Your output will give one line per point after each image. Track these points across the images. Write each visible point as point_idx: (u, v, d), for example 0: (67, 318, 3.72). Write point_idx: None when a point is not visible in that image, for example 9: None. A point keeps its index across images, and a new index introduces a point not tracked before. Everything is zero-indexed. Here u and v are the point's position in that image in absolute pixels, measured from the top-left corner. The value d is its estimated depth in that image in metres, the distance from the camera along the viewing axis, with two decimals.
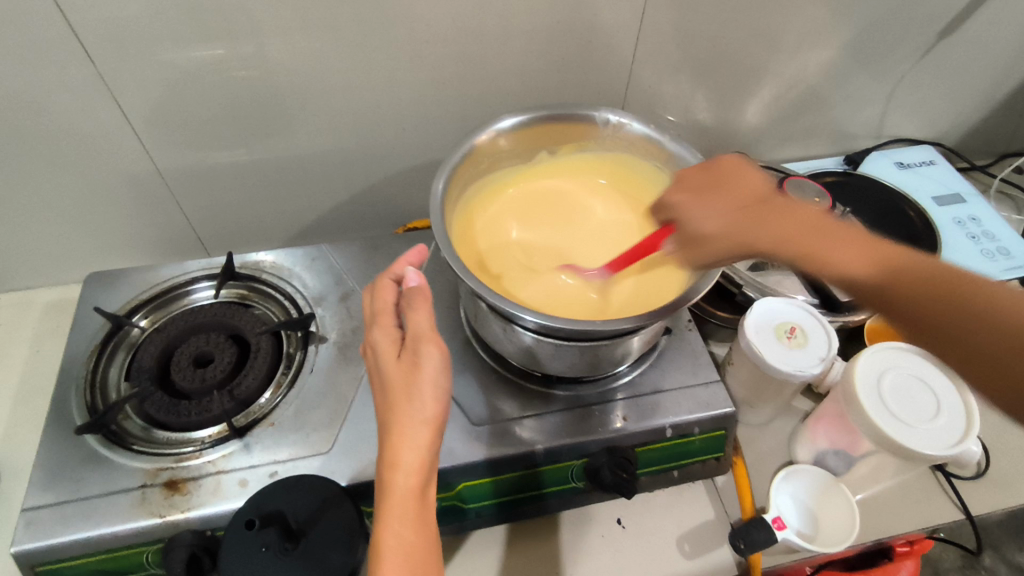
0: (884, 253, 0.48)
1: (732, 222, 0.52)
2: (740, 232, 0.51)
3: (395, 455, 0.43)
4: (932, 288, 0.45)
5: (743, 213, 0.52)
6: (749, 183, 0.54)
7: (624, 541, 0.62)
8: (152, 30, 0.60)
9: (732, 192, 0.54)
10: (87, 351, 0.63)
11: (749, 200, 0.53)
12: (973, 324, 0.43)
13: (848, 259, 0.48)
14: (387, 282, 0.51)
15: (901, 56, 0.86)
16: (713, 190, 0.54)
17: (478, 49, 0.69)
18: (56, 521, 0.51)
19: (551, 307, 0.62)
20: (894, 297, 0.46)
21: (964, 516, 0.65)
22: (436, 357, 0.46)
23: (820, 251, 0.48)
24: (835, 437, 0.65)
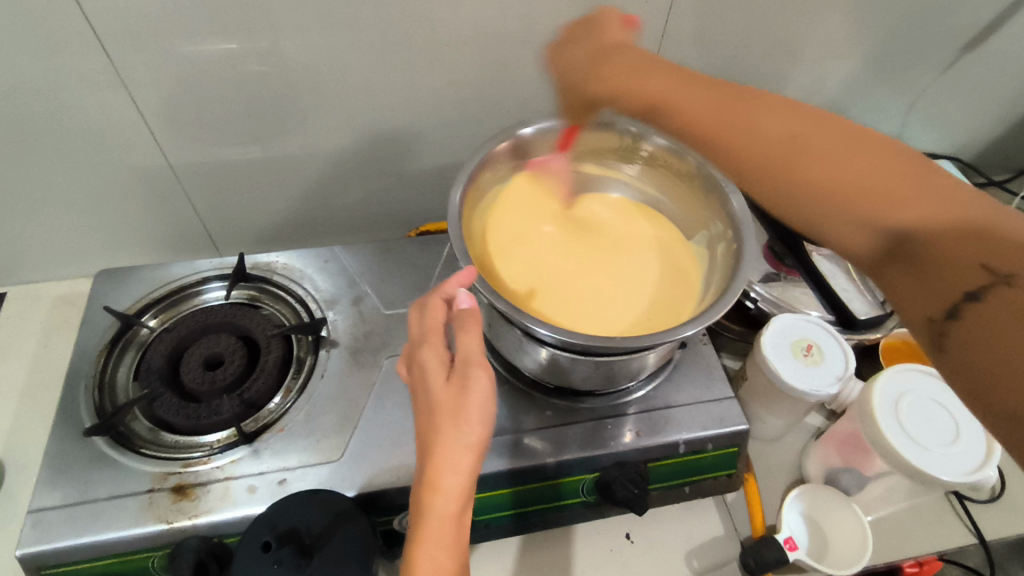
0: (880, 156, 0.38)
1: (700, 108, 0.48)
2: (699, 129, 0.47)
3: (436, 479, 0.43)
4: (855, 205, 0.37)
5: (701, 111, 0.48)
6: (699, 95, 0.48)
7: (633, 555, 0.61)
8: (169, 24, 0.59)
9: (716, 88, 0.49)
10: (96, 349, 0.62)
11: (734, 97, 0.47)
12: (956, 251, 0.31)
13: (782, 155, 0.41)
14: (438, 300, 0.50)
15: (926, 69, 0.85)
16: (689, 80, 0.51)
17: (498, 51, 0.68)
18: (62, 523, 0.51)
19: (593, 325, 0.61)
20: (843, 200, 0.38)
21: (975, 540, 0.64)
22: (484, 382, 0.45)
23: (752, 153, 0.43)
24: (849, 456, 0.64)
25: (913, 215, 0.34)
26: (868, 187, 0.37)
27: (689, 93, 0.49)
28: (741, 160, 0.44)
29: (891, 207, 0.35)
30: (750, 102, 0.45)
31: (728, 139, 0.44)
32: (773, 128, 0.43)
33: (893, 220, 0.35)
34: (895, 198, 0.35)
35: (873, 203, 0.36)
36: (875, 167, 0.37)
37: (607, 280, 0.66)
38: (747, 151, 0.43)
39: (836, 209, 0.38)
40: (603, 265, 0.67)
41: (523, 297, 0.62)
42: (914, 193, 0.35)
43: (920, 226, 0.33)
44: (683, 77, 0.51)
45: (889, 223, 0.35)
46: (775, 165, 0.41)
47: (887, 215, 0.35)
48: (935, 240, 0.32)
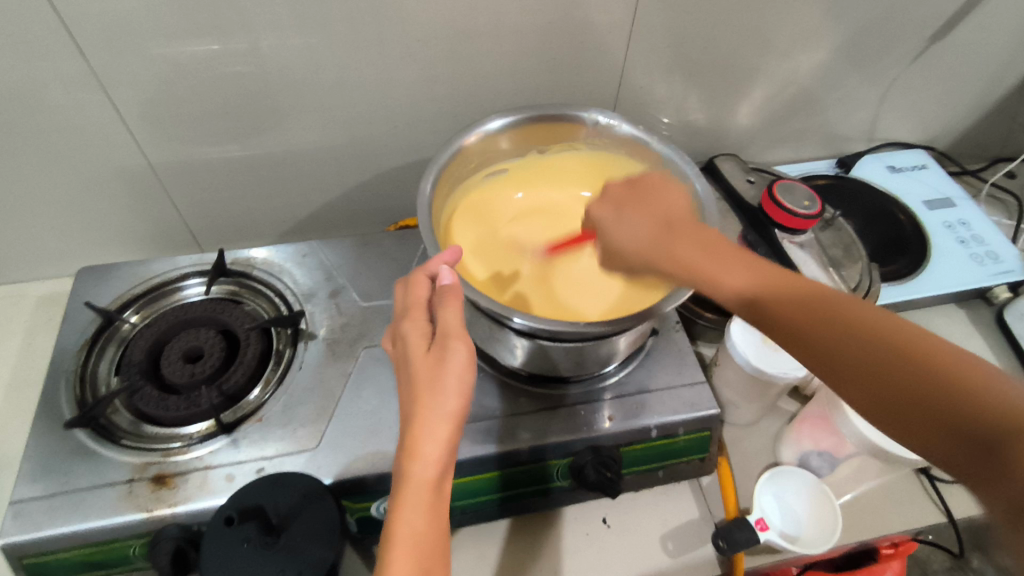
0: (856, 319, 0.41)
1: (649, 241, 0.53)
2: (658, 250, 0.51)
3: (415, 445, 0.44)
4: (851, 326, 0.41)
5: (655, 238, 0.52)
6: (668, 202, 0.56)
7: (609, 539, 0.62)
8: (144, 25, 0.60)
9: (657, 210, 0.55)
10: (78, 344, 0.63)
11: (672, 224, 0.53)
12: (907, 372, 0.38)
13: (749, 283, 0.46)
14: (421, 277, 0.51)
15: (895, 59, 0.86)
16: (634, 206, 0.56)
17: (471, 48, 0.70)
18: (43, 513, 0.52)
19: (501, 287, 0.64)
20: (829, 337, 0.41)
21: (946, 518, 0.66)
22: (462, 353, 0.46)
23: (706, 274, 0.48)
24: (819, 439, 0.66)
25: (837, 336, 0.41)
26: (846, 317, 0.41)
27: (636, 216, 0.55)
28: (689, 276, 0.49)
29: (858, 339, 0.40)
30: (706, 235, 0.51)
31: (677, 269, 0.50)
32: (739, 263, 0.48)
33: (850, 359, 0.40)
34: (908, 359, 0.38)
35: (831, 324, 0.41)
36: (863, 318, 0.41)
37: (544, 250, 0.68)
38: (720, 284, 0.47)
39: (857, 364, 0.40)
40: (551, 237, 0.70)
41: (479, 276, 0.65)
42: (874, 331, 0.40)
43: (908, 354, 0.38)
44: (625, 198, 0.57)
45: (859, 350, 0.40)
46: (740, 285, 0.46)
47: (828, 330, 0.41)
48: (893, 390, 0.38)
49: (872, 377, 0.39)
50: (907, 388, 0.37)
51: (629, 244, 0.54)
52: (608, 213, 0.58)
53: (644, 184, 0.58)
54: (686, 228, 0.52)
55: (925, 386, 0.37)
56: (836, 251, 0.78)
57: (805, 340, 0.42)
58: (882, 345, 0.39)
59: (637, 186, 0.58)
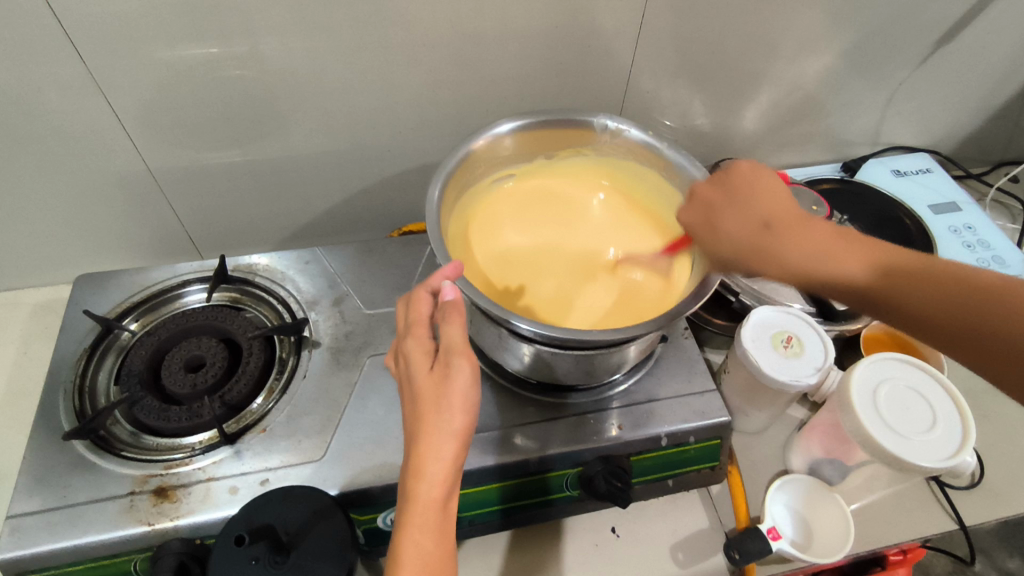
0: (913, 271, 0.48)
1: (750, 246, 0.53)
2: (750, 248, 0.53)
3: (420, 465, 0.43)
4: (986, 299, 0.44)
5: (758, 241, 0.53)
6: (758, 189, 0.55)
7: (618, 550, 0.62)
8: (144, 28, 0.59)
9: (753, 208, 0.54)
10: (77, 353, 0.62)
11: (768, 225, 0.53)
12: (995, 324, 0.43)
13: (832, 267, 0.50)
14: (423, 293, 0.50)
15: (900, 63, 0.86)
16: (718, 198, 0.56)
17: (476, 52, 0.69)
18: (43, 528, 0.51)
19: (492, 272, 0.65)
20: (935, 302, 0.45)
21: (957, 526, 0.65)
22: (467, 370, 0.45)
23: (817, 274, 0.50)
24: (829, 445, 0.65)
25: (958, 308, 0.44)
26: (944, 283, 0.46)
27: (730, 225, 0.54)
28: (817, 283, 0.51)
29: (937, 299, 0.45)
30: (799, 222, 0.53)
31: (795, 271, 0.51)
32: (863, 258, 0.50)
33: (956, 322, 0.44)
34: (978, 295, 0.44)
35: (919, 285, 0.47)
36: (919, 273, 0.47)
37: (551, 243, 0.69)
38: (829, 275, 0.50)
39: (914, 316, 0.46)
40: (572, 238, 0.69)
41: (487, 283, 0.64)
42: (943, 278, 0.46)
43: (986, 297, 0.44)
44: (722, 200, 0.56)
45: (953, 309, 0.45)
46: (789, 253, 0.51)
47: (947, 296, 0.45)
48: (1000, 335, 0.42)
49: (945, 326, 0.45)
50: (972, 314, 0.44)
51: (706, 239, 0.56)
52: (697, 217, 0.57)
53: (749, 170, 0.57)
54: (787, 228, 0.53)
55: (990, 310, 0.43)
56: None
57: (889, 291, 0.48)
58: (948, 291, 0.45)
59: (727, 188, 0.57)
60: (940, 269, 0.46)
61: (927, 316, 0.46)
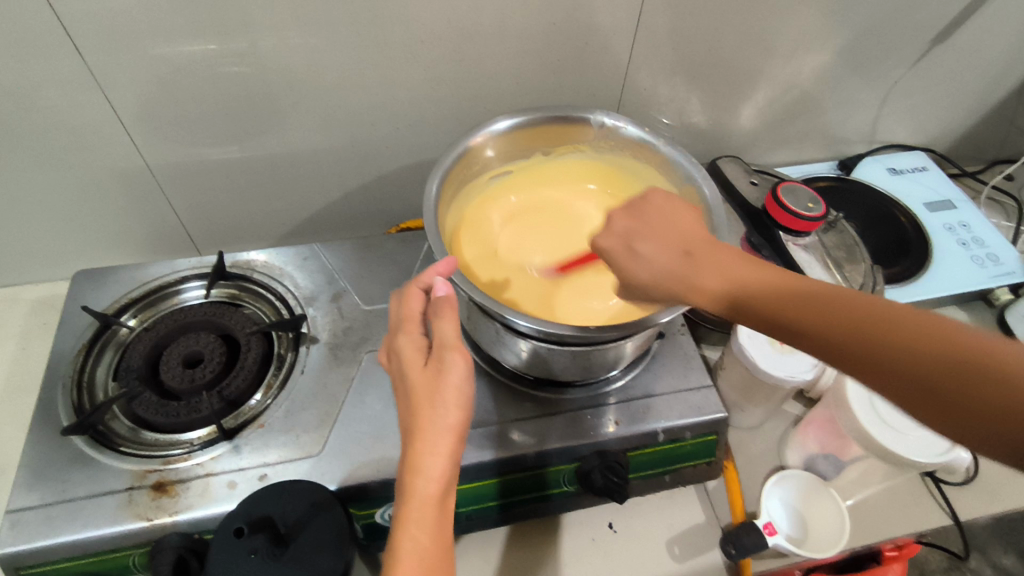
0: (812, 299, 0.42)
1: (665, 275, 0.49)
2: (644, 271, 0.50)
3: (416, 460, 0.43)
4: (857, 320, 0.40)
5: (673, 267, 0.49)
6: (653, 211, 0.53)
7: (615, 544, 0.62)
8: (143, 24, 0.59)
9: (647, 219, 0.53)
10: (76, 349, 0.62)
11: (688, 252, 0.49)
12: (921, 371, 0.36)
13: (718, 286, 0.46)
14: (414, 290, 0.50)
15: (896, 62, 0.86)
16: (622, 212, 0.55)
17: (473, 49, 0.69)
18: (41, 523, 0.51)
19: (487, 266, 0.65)
20: (806, 323, 0.41)
21: (952, 521, 0.66)
22: (460, 365, 0.45)
23: (738, 290, 0.46)
24: (825, 442, 0.66)
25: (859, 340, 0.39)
26: (849, 317, 0.40)
27: (648, 248, 0.51)
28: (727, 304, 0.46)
29: (834, 336, 0.40)
30: (716, 254, 0.48)
31: (673, 276, 0.49)
32: (765, 276, 0.46)
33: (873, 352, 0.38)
34: (883, 332, 0.38)
35: (815, 314, 0.41)
36: (826, 305, 0.41)
37: (545, 239, 0.69)
38: (734, 292, 0.46)
39: (836, 355, 0.40)
40: (570, 231, 0.70)
41: (482, 279, 0.64)
42: (838, 311, 0.40)
43: (884, 330, 0.38)
44: (649, 222, 0.53)
45: (873, 339, 0.39)
46: (698, 281, 0.47)
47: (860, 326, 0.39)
48: (872, 371, 0.39)
49: (870, 368, 0.39)
50: (885, 351, 0.38)
51: (610, 251, 0.54)
52: (620, 239, 0.53)
53: (652, 198, 0.54)
54: (705, 250, 0.49)
55: (935, 370, 0.36)
56: (837, 253, 0.78)
57: (781, 317, 0.43)
58: (841, 329, 0.40)
59: (640, 213, 0.54)
60: (845, 298, 0.41)
61: (832, 353, 0.40)
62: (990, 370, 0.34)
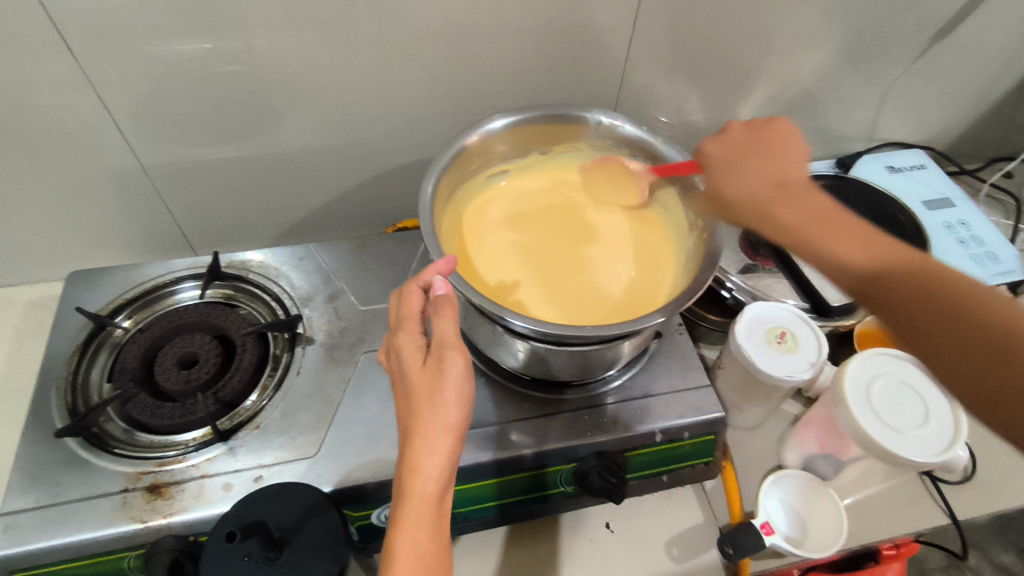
0: (927, 275, 0.48)
1: (759, 193, 0.58)
2: (759, 197, 0.57)
3: (416, 460, 0.43)
4: (943, 300, 0.46)
5: (764, 193, 0.58)
6: (790, 168, 0.60)
7: (613, 545, 0.62)
8: (136, 23, 0.59)
9: (775, 170, 0.59)
10: (70, 350, 0.62)
11: (782, 186, 0.58)
12: (972, 331, 0.44)
13: (811, 219, 0.55)
14: (414, 288, 0.50)
15: (895, 60, 0.86)
16: (745, 157, 0.61)
17: (470, 47, 0.69)
18: (34, 526, 0.50)
19: (482, 267, 0.65)
20: (881, 288, 0.49)
21: (951, 521, 0.65)
22: (460, 364, 0.46)
23: (798, 230, 0.55)
24: (825, 441, 0.65)
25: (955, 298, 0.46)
26: (954, 303, 0.46)
27: (741, 173, 0.59)
28: (774, 231, 0.56)
29: (954, 313, 0.45)
30: (823, 207, 0.56)
31: (773, 224, 0.56)
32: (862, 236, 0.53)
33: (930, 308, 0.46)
34: (984, 320, 0.44)
35: (909, 286, 0.48)
36: (943, 282, 0.47)
37: (541, 239, 0.69)
38: (825, 241, 0.53)
39: (917, 317, 0.47)
40: (566, 231, 0.70)
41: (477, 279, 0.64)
42: (948, 291, 0.47)
43: (975, 311, 0.45)
44: (736, 153, 0.61)
45: (936, 301, 0.46)
46: (799, 227, 0.55)
47: (921, 296, 0.47)
48: (948, 342, 0.45)
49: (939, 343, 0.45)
50: (965, 325, 0.44)
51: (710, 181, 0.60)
52: (718, 155, 0.61)
53: (772, 125, 0.63)
54: (803, 194, 0.57)
55: (986, 332, 0.44)
56: None
57: (891, 291, 0.49)
58: (957, 307, 0.45)
59: (748, 154, 0.61)
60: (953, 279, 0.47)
61: (925, 319, 0.46)
62: (994, 334, 0.43)
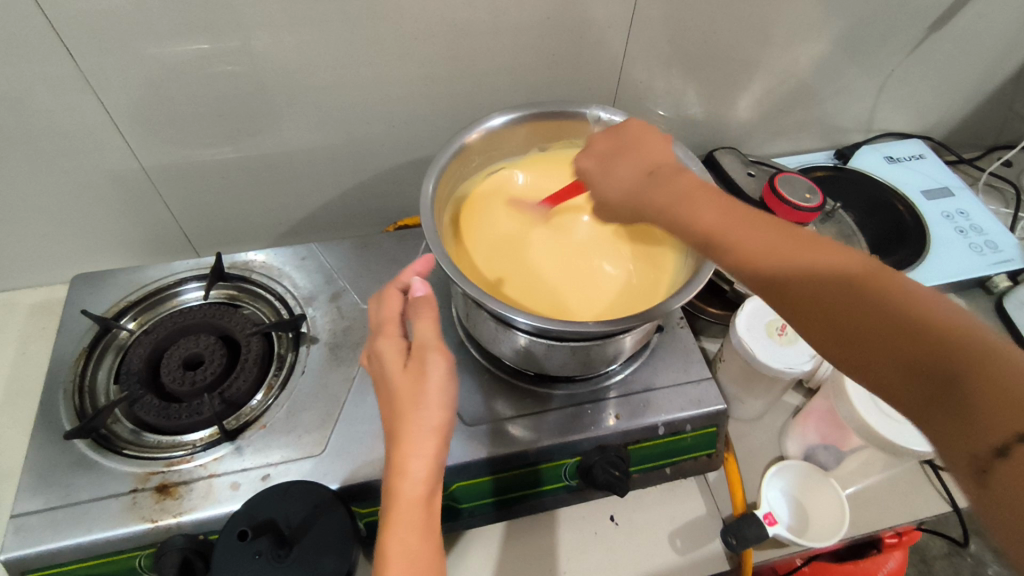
0: (859, 276, 0.41)
1: (629, 190, 0.53)
2: (639, 197, 0.51)
3: (404, 463, 0.43)
4: (886, 296, 0.39)
5: (633, 187, 0.52)
6: (653, 155, 0.54)
7: (617, 537, 0.62)
8: (134, 26, 0.59)
9: (646, 159, 0.54)
10: (76, 353, 0.62)
11: (651, 173, 0.52)
12: (925, 342, 0.37)
13: (661, 202, 0.49)
14: (394, 291, 0.51)
15: (892, 51, 0.86)
16: (619, 155, 0.55)
17: (468, 45, 0.69)
18: (46, 527, 0.51)
19: (487, 260, 0.66)
20: (811, 290, 0.41)
21: (952, 508, 0.66)
22: (441, 366, 0.46)
23: (673, 214, 0.48)
24: (824, 431, 0.68)
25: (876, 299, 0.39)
26: (893, 309, 0.39)
27: (621, 175, 0.54)
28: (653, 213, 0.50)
29: (871, 305, 0.39)
30: (670, 179, 0.50)
31: (670, 219, 0.48)
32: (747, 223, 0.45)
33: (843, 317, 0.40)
34: (905, 305, 0.39)
35: (831, 289, 0.41)
36: (876, 279, 0.40)
37: (545, 231, 0.69)
38: (707, 226, 0.46)
39: (862, 333, 0.39)
40: (571, 223, 0.70)
41: (483, 273, 0.64)
42: (867, 286, 0.40)
43: (887, 292, 0.39)
44: (612, 152, 0.56)
45: (856, 296, 0.40)
46: (707, 228, 0.46)
47: (863, 304, 0.39)
48: (870, 330, 0.39)
49: (854, 342, 0.40)
50: (910, 326, 0.38)
51: (597, 185, 0.56)
52: (597, 165, 0.57)
53: (662, 141, 0.55)
54: (671, 176, 0.51)
55: (924, 330, 0.37)
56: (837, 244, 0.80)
57: (792, 293, 0.42)
58: (862, 300, 0.40)
59: (625, 153, 0.55)
60: (844, 266, 0.41)
61: (836, 317, 0.40)
62: (953, 352, 0.36)
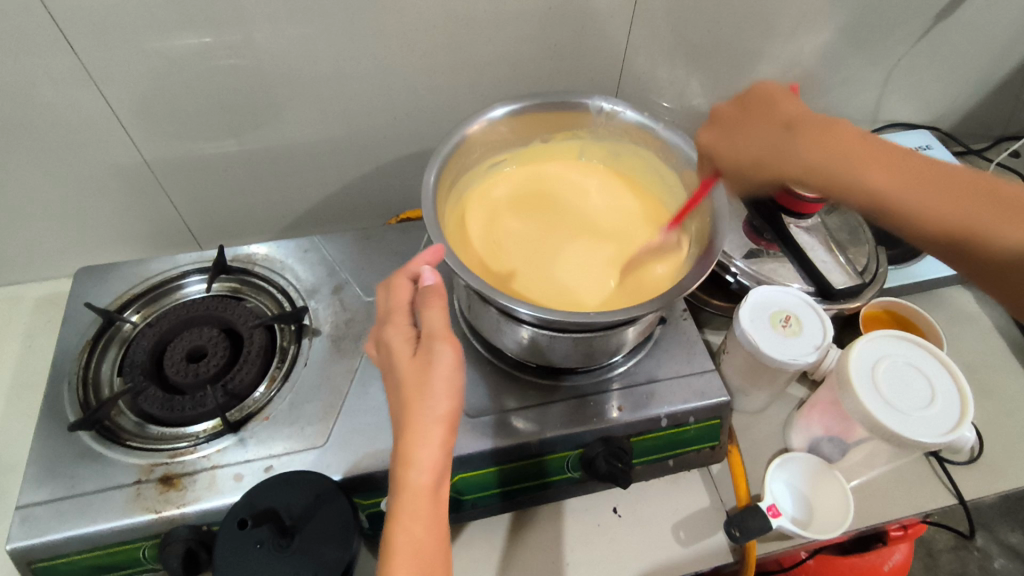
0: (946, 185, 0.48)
1: (770, 147, 0.54)
2: (778, 155, 0.53)
3: (409, 453, 0.43)
4: (964, 218, 0.47)
5: (775, 147, 0.53)
6: (789, 108, 0.55)
7: (620, 530, 0.62)
8: (137, 19, 0.59)
9: (777, 115, 0.55)
10: (80, 345, 0.62)
11: (790, 126, 0.54)
12: (994, 240, 0.46)
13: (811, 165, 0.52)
14: (403, 280, 0.51)
15: (898, 40, 0.85)
16: (744, 121, 0.56)
17: (469, 35, 0.68)
18: (51, 517, 0.51)
19: (482, 254, 0.65)
20: (916, 215, 0.48)
21: (957, 500, 0.66)
22: (449, 354, 0.46)
23: (824, 167, 0.51)
24: (829, 424, 0.65)
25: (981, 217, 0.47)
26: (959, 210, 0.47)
27: (750, 134, 0.55)
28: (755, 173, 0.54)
29: (947, 219, 0.47)
30: (824, 128, 0.52)
31: (820, 173, 0.51)
32: (895, 167, 0.50)
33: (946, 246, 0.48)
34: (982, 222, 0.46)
35: (926, 211, 0.48)
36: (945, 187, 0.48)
37: (540, 225, 0.69)
38: (854, 182, 0.50)
39: (977, 237, 0.46)
40: (566, 218, 0.70)
41: (478, 266, 0.64)
42: (950, 203, 0.47)
43: (940, 216, 0.47)
44: (737, 120, 0.57)
45: (960, 222, 0.47)
46: (834, 172, 0.50)
47: (933, 217, 0.47)
48: (956, 229, 0.47)
49: (956, 239, 0.47)
50: (965, 226, 0.47)
51: (714, 151, 0.57)
52: (717, 138, 0.58)
53: (798, 95, 0.56)
54: (803, 124, 0.53)
55: (976, 233, 0.46)
56: (842, 234, 0.78)
57: (905, 213, 0.48)
58: (935, 202, 0.48)
59: (743, 106, 0.57)
60: (958, 186, 0.48)
61: (923, 221, 0.48)
62: (991, 235, 0.46)
